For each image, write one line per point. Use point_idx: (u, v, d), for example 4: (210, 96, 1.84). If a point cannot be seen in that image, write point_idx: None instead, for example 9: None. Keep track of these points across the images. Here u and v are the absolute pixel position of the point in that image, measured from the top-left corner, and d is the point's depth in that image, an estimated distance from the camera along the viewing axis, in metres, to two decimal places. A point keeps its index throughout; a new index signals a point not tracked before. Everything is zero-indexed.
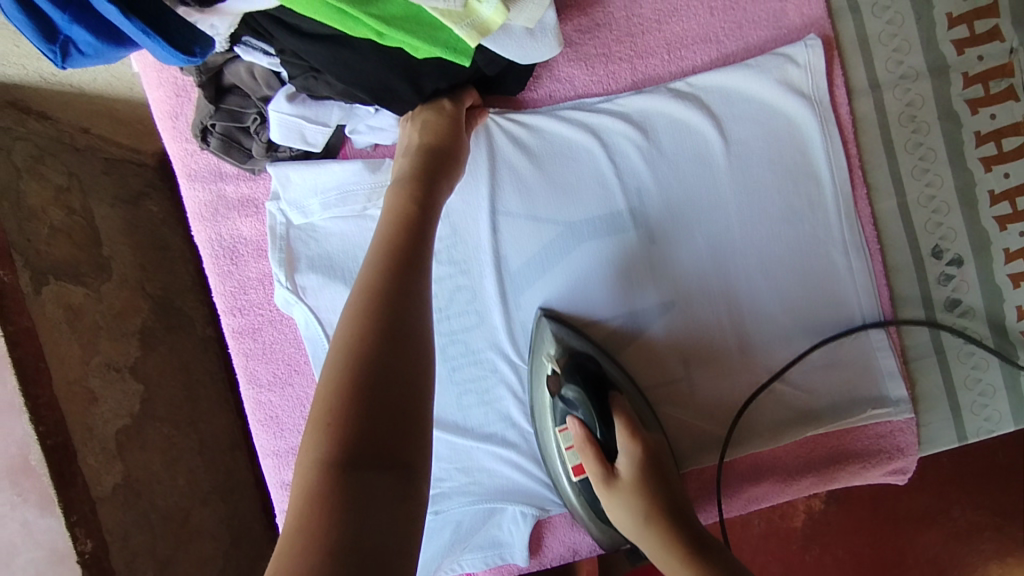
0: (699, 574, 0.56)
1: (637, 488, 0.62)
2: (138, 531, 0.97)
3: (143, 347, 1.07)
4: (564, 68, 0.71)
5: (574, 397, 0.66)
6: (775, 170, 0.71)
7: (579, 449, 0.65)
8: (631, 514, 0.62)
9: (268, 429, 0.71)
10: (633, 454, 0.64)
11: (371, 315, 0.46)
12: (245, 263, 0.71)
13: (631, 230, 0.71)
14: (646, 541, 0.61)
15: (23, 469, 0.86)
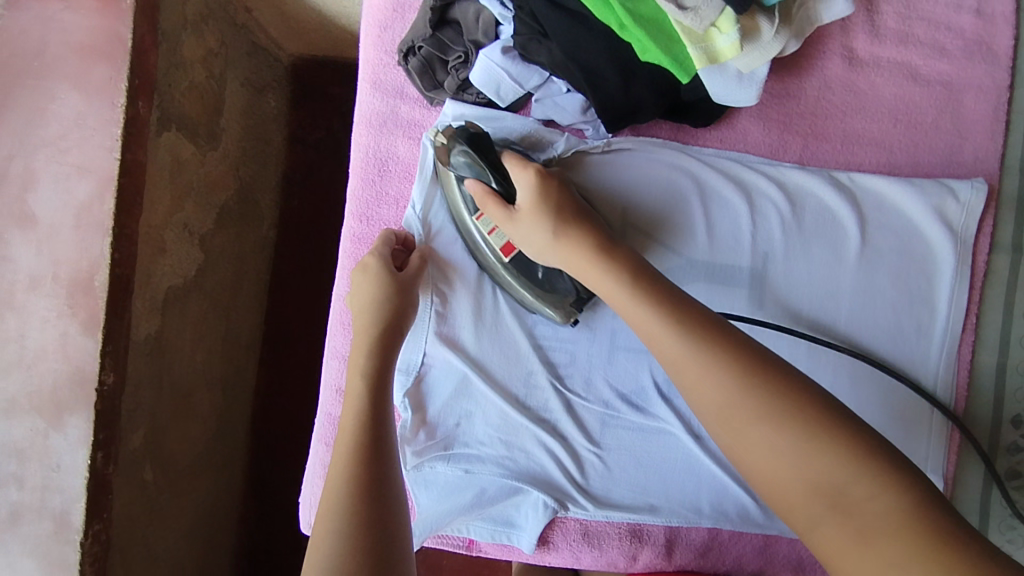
0: (589, 247, 0.61)
1: (537, 209, 0.63)
2: (146, 387, 0.99)
3: (216, 221, 1.13)
4: (743, 120, 0.73)
5: (460, 156, 0.66)
6: (898, 287, 0.72)
7: (481, 203, 0.66)
8: (542, 234, 0.63)
9: (347, 332, 0.75)
10: (528, 179, 0.64)
11: (353, 496, 0.54)
12: (389, 179, 0.74)
13: (743, 289, 0.73)
14: (565, 259, 0.62)
15: (84, 288, 0.87)
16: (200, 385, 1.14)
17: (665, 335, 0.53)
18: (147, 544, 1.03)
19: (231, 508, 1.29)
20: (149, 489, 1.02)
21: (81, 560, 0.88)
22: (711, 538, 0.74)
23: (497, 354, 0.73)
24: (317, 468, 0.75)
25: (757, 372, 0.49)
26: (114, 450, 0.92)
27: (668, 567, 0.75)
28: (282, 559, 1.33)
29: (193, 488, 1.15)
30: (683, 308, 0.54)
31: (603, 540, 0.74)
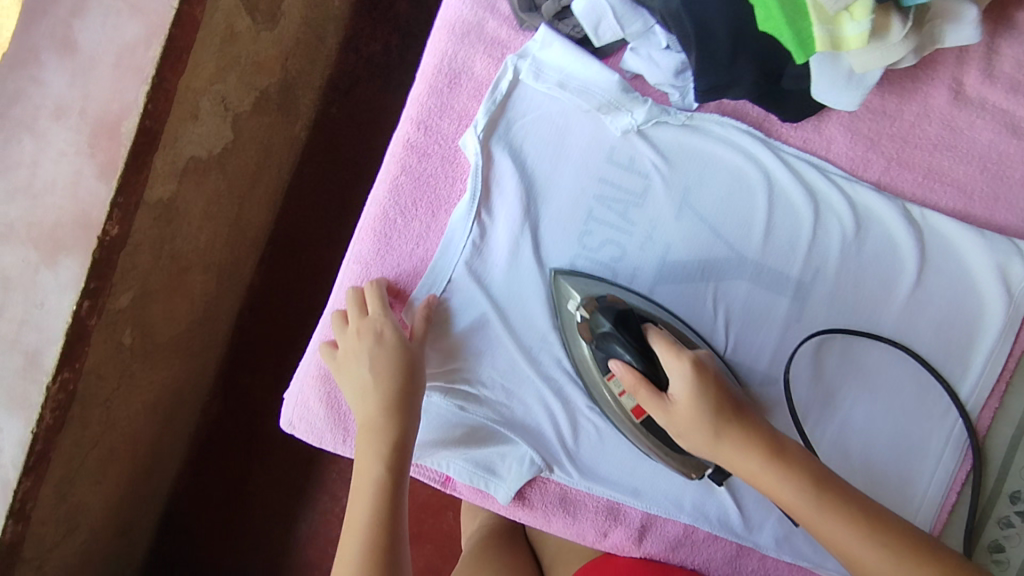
0: (744, 440, 0.55)
1: (697, 406, 0.57)
2: (145, 252, 0.96)
3: (253, 105, 1.09)
4: (831, 127, 0.70)
5: (619, 345, 0.62)
6: (937, 336, 0.71)
7: (636, 392, 0.61)
8: (704, 434, 0.57)
9: (375, 240, 0.71)
10: (686, 372, 0.58)
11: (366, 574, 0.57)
12: (458, 93, 0.71)
13: (784, 298, 0.71)
14: (721, 458, 0.57)
15: (109, 130, 0.83)
16: (197, 265, 1.11)
17: (834, 530, 0.52)
18: (108, 405, 1.02)
19: (196, 393, 1.28)
20: (124, 353, 1.00)
21: (44, 402, 0.87)
22: (685, 534, 0.73)
23: (522, 301, 0.71)
24: (312, 367, 0.73)
25: (912, 554, 0.51)
26: (101, 303, 0.89)
27: (635, 552, 0.74)
28: (232, 457, 1.32)
29: (166, 364, 1.13)
30: (812, 464, 0.55)
31: (580, 508, 0.73)
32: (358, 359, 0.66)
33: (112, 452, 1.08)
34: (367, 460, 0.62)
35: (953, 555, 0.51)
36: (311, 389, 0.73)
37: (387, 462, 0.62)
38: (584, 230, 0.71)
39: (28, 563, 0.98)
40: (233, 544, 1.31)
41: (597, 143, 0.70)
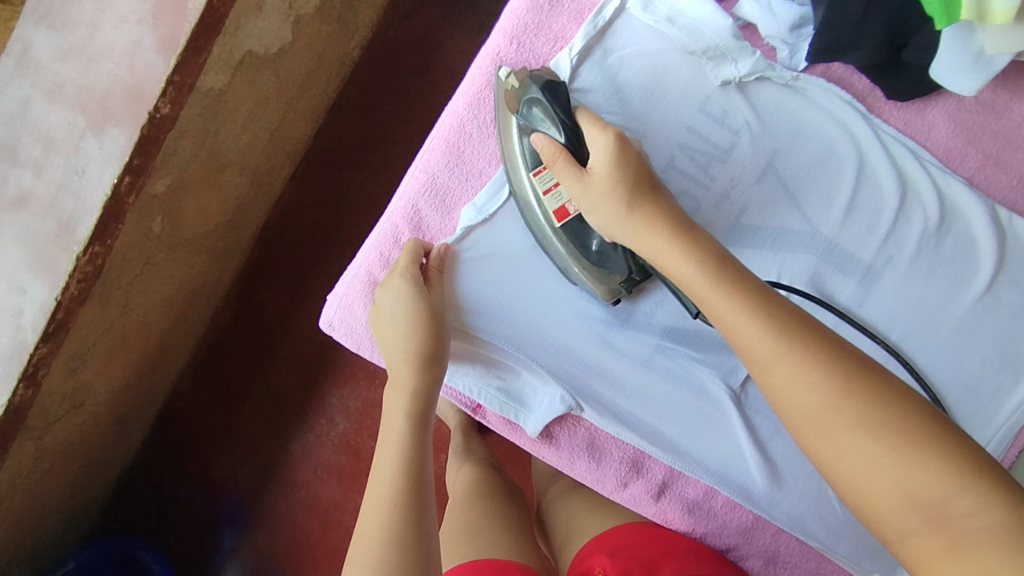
0: (681, 248, 0.54)
1: (612, 178, 0.57)
2: (190, 140, 0.93)
3: (317, 9, 1.05)
4: (934, 114, 0.67)
5: (537, 108, 0.61)
6: (998, 345, 0.69)
7: (554, 163, 0.60)
8: (623, 219, 0.57)
9: (446, 151, 0.69)
10: (613, 151, 0.58)
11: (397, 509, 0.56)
12: (558, 14, 0.68)
13: (850, 281, 0.69)
14: (631, 236, 0.58)
15: (175, 4, 0.81)
16: (235, 164, 1.08)
17: (723, 303, 0.51)
18: (127, 290, 1.00)
19: (211, 295, 1.25)
20: (152, 239, 0.98)
21: (72, 272, 0.85)
22: (704, 498, 0.73)
23: None
24: (360, 272, 0.71)
25: (816, 353, 0.47)
26: (141, 183, 0.86)
27: (651, 506, 0.73)
28: (237, 366, 1.29)
29: (186, 258, 1.11)
30: (770, 300, 0.51)
31: (603, 455, 0.73)
32: (385, 318, 0.66)
33: (126, 338, 1.06)
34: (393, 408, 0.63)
35: (856, 353, 0.48)
36: (357, 295, 0.71)
37: (409, 409, 0.63)
38: (662, 177, 0.68)
39: (29, 432, 0.96)
40: (225, 453, 1.29)
41: (693, 88, 0.67)
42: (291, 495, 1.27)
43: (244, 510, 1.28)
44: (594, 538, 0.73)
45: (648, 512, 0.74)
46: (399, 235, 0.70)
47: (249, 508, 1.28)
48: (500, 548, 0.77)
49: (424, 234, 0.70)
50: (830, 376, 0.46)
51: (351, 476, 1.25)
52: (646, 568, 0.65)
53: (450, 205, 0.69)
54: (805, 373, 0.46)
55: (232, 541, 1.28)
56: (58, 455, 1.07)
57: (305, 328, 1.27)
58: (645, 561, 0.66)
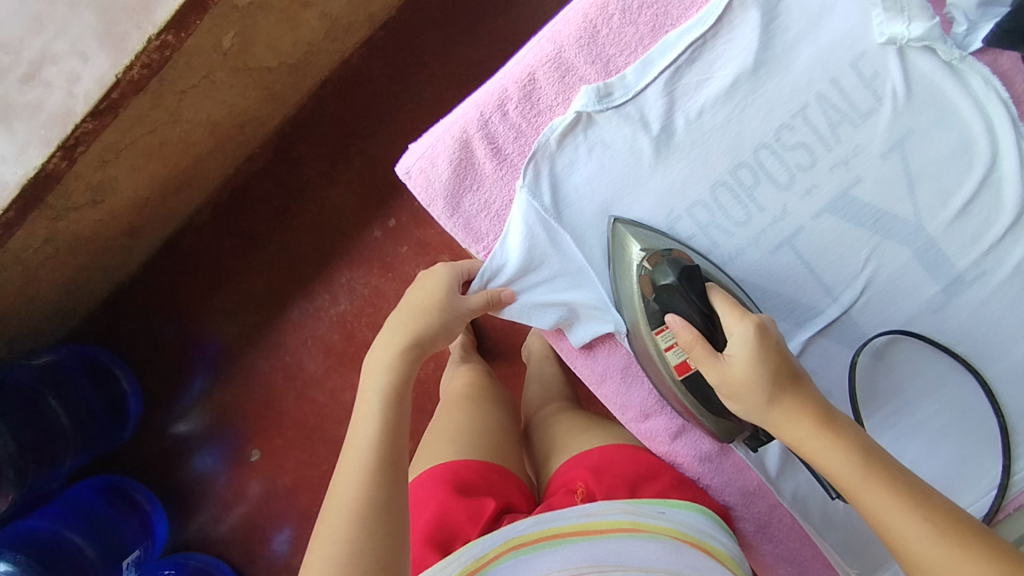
0: (821, 433, 0.51)
1: (753, 366, 0.54)
2: None
3: None
4: None
5: (673, 296, 0.60)
6: None
7: (693, 355, 0.58)
8: (760, 395, 0.54)
9: (581, 27, 0.65)
10: (747, 330, 0.54)
11: (375, 421, 0.56)
12: None
13: (934, 286, 0.67)
14: (774, 424, 0.54)
15: None
16: (320, 4, 1.02)
17: (883, 506, 0.47)
18: (180, 100, 0.94)
19: (252, 136, 1.19)
20: (218, 54, 0.92)
21: (138, 54, 0.78)
22: (719, 452, 0.72)
23: (688, 159, 0.66)
24: (454, 128, 0.68)
25: (971, 546, 0.44)
26: None
27: (664, 445, 0.73)
28: (257, 212, 1.24)
29: (243, 86, 1.04)
30: (909, 486, 0.47)
31: (634, 385, 0.72)
32: (405, 302, 0.67)
33: (163, 147, 1.00)
34: (372, 377, 0.61)
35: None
36: (444, 149, 0.68)
37: (388, 375, 0.60)
38: (786, 122, 0.65)
39: (45, 212, 0.89)
40: (220, 297, 1.24)
41: (853, 36, 0.63)
42: (274, 357, 1.23)
43: (221, 360, 1.24)
44: (575, 454, 0.72)
45: (660, 449, 0.73)
46: (505, 100, 0.67)
47: (227, 359, 1.24)
48: (495, 455, 0.75)
49: (533, 106, 0.67)
50: None
51: (339, 356, 1.22)
52: (628, 488, 0.65)
53: (568, 84, 0.66)
54: None
55: (203, 386, 1.24)
56: (66, 247, 1.00)
57: (337, 196, 1.22)
58: (626, 479, 0.67)
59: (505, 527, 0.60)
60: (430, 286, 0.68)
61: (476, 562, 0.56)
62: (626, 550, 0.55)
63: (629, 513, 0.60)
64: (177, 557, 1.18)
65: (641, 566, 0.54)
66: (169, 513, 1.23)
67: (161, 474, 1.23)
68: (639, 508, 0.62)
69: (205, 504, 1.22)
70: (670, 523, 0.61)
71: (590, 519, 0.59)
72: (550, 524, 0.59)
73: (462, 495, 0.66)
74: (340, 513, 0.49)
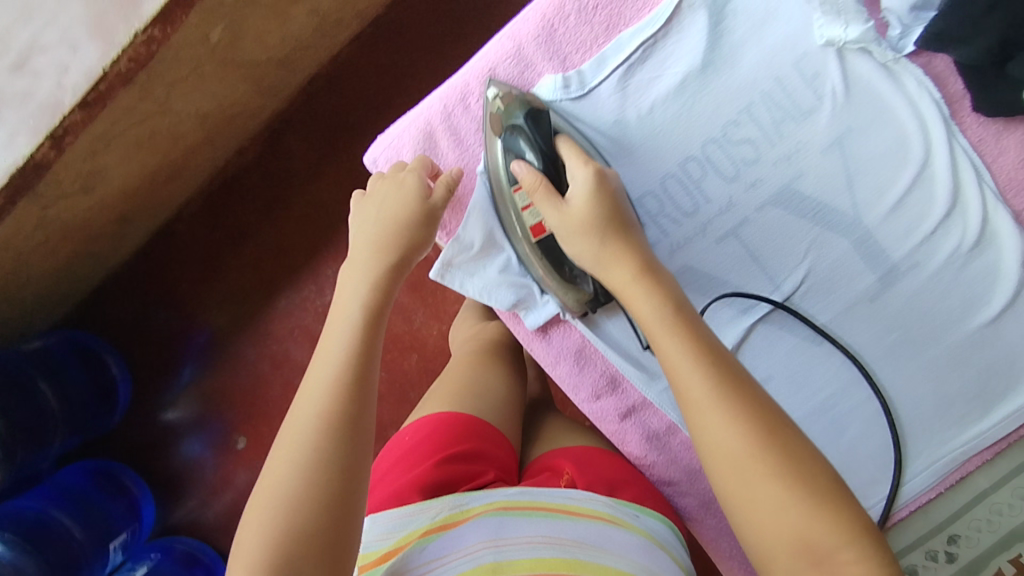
0: (640, 283, 0.57)
1: (586, 210, 0.61)
2: None
3: None
4: (1009, 141, 0.68)
5: (523, 137, 0.65)
6: (978, 376, 0.73)
7: (534, 191, 0.63)
8: (591, 238, 0.60)
9: (540, 26, 0.69)
10: (586, 175, 0.62)
11: (350, 334, 0.58)
12: None
13: (871, 275, 0.71)
14: (602, 268, 0.60)
15: None
16: (308, 0, 1.05)
17: (670, 346, 0.53)
18: (168, 92, 0.97)
19: (240, 129, 1.22)
20: (205, 47, 0.95)
21: (126, 47, 0.82)
22: (665, 433, 0.76)
23: (640, 153, 0.70)
24: (419, 121, 0.72)
25: (732, 386, 0.50)
26: None
27: (612, 423, 0.77)
28: (245, 204, 1.27)
29: (231, 79, 1.07)
30: (699, 335, 0.53)
31: (586, 367, 0.76)
32: (378, 205, 0.67)
33: (152, 138, 1.03)
34: (354, 291, 0.62)
35: (774, 409, 0.50)
36: (409, 140, 0.72)
37: (371, 291, 0.61)
38: (733, 118, 0.69)
39: (36, 200, 0.93)
40: (209, 286, 1.28)
41: (797, 38, 0.67)
42: (261, 345, 1.27)
43: (210, 349, 1.28)
44: (560, 448, 0.76)
45: (608, 428, 0.78)
46: (467, 94, 0.71)
47: (216, 348, 1.28)
48: None
49: None
50: (745, 416, 0.48)
51: None
52: (607, 486, 0.69)
53: (527, 80, 0.70)
54: (724, 416, 0.49)
55: (192, 374, 1.28)
56: (56, 234, 1.04)
57: (324, 188, 1.26)
58: (607, 479, 0.70)
59: (483, 493, 0.63)
60: (400, 192, 0.67)
61: (459, 512, 0.61)
62: (604, 537, 0.61)
63: (610, 506, 0.65)
64: (163, 540, 1.21)
65: (616, 556, 0.59)
66: (158, 498, 1.26)
67: (149, 459, 1.27)
68: (620, 505, 0.66)
69: (193, 490, 1.26)
70: (644, 527, 0.64)
71: (575, 503, 0.63)
72: (537, 496, 0.63)
73: (445, 450, 0.68)
74: (306, 418, 0.53)
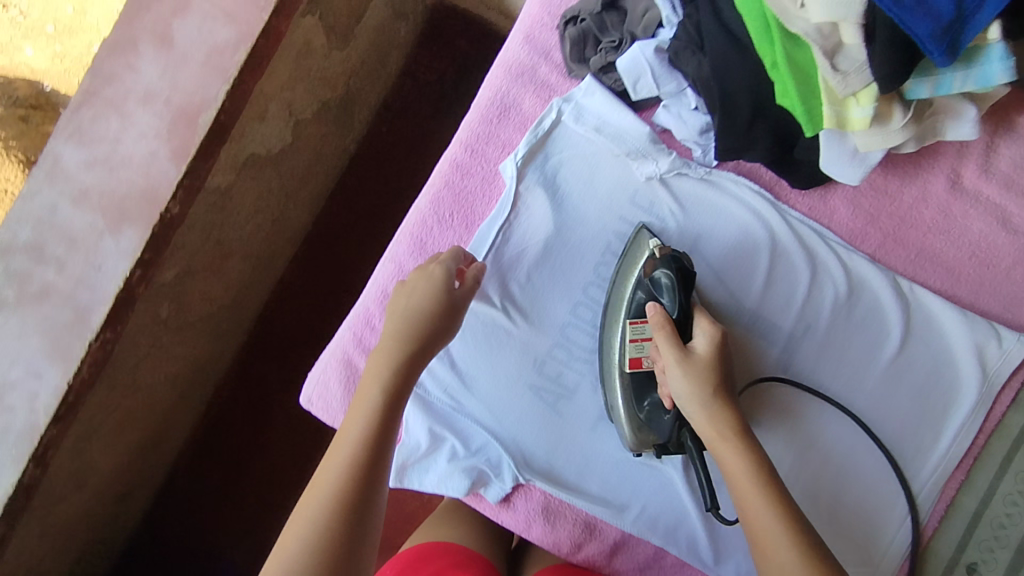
0: (744, 448, 0.62)
1: (707, 370, 0.65)
2: (198, 231, 1.03)
3: (315, 114, 1.18)
4: (836, 200, 0.77)
5: (664, 281, 0.69)
6: (915, 401, 0.76)
7: (658, 326, 0.68)
8: (700, 388, 0.65)
9: (412, 243, 0.79)
10: (714, 338, 0.67)
11: (372, 422, 0.61)
12: (506, 125, 0.79)
13: (774, 348, 0.77)
14: (702, 415, 0.65)
15: (188, 120, 0.90)
16: (238, 253, 1.18)
17: (759, 503, 0.59)
18: (135, 372, 1.06)
19: (212, 374, 1.31)
20: (159, 324, 1.06)
21: (84, 357, 0.91)
22: (656, 557, 0.78)
23: (536, 316, 0.78)
24: (337, 353, 0.80)
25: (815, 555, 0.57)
26: (151, 274, 0.94)
27: (604, 565, 0.78)
28: (237, 440, 1.33)
29: (190, 335, 1.17)
30: (786, 499, 0.60)
31: (558, 521, 0.78)
32: (407, 290, 0.69)
33: (131, 416, 1.11)
34: (376, 373, 0.64)
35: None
36: (332, 371, 0.79)
37: (391, 377, 0.64)
38: (599, 261, 0.78)
39: (34, 517, 0.98)
40: (224, 530, 1.31)
41: (622, 184, 0.78)
42: None
43: None
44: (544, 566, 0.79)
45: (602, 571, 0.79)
46: (370, 317, 0.79)
47: None
48: None
49: None
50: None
51: None
52: None
53: None
54: None
55: None
56: (58, 537, 1.07)
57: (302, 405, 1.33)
58: None
59: None
60: (429, 283, 0.69)
61: None
62: None
63: None
64: None
65: None
66: None
67: None
68: None
69: None
70: None
71: None
72: None
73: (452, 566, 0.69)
74: (318, 502, 0.56)
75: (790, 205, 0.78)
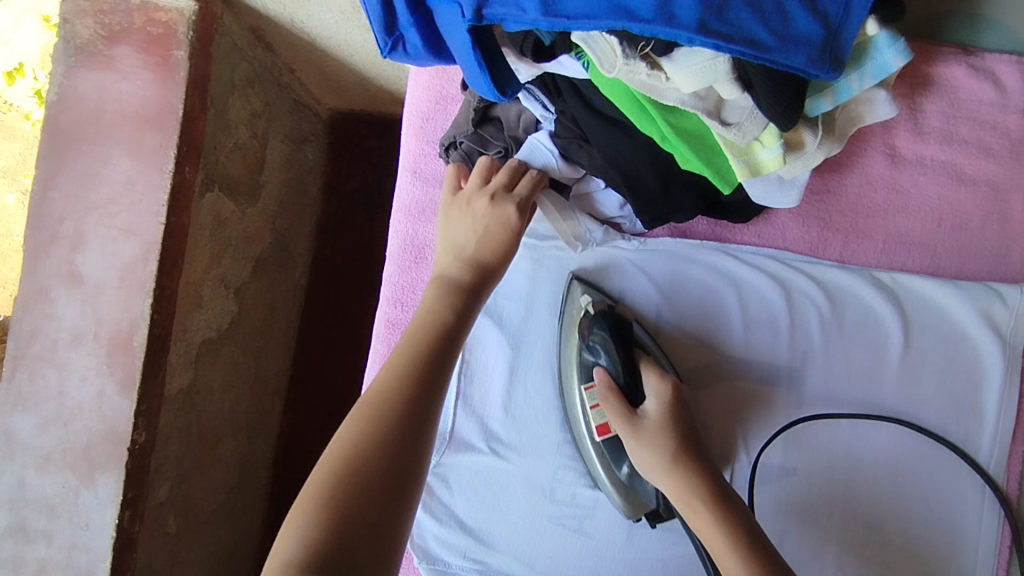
0: (723, 516, 0.54)
1: (664, 431, 0.59)
2: (177, 438, 0.94)
3: (251, 273, 1.10)
4: (782, 217, 0.73)
5: (601, 342, 0.65)
6: (942, 389, 0.70)
7: (602, 394, 0.63)
8: (660, 456, 0.58)
9: None
10: (664, 394, 0.61)
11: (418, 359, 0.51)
12: (424, 266, 0.75)
13: (780, 388, 0.70)
14: (669, 481, 0.58)
15: (123, 347, 0.82)
16: (227, 437, 1.09)
17: None
18: None
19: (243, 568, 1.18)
20: (170, 544, 0.95)
21: None
22: None
23: (527, 443, 0.73)
24: None
25: None
26: (142, 507, 0.86)
27: None
28: None
29: (209, 534, 1.07)
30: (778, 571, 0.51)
31: None
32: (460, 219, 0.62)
33: None
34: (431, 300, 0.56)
35: None
36: None
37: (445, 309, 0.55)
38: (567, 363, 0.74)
39: None
40: None
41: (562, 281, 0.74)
42: None
43: None
44: None
45: None
46: None
47: None
48: None
49: None
50: None
51: None
52: None
53: None
54: None
55: None
56: None
57: None
58: None
59: None
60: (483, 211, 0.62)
61: None
62: None
63: None
64: None
65: None
66: None
67: None
68: None
69: None
70: None
71: None
72: None
73: None
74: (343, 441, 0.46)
75: (738, 239, 0.74)
